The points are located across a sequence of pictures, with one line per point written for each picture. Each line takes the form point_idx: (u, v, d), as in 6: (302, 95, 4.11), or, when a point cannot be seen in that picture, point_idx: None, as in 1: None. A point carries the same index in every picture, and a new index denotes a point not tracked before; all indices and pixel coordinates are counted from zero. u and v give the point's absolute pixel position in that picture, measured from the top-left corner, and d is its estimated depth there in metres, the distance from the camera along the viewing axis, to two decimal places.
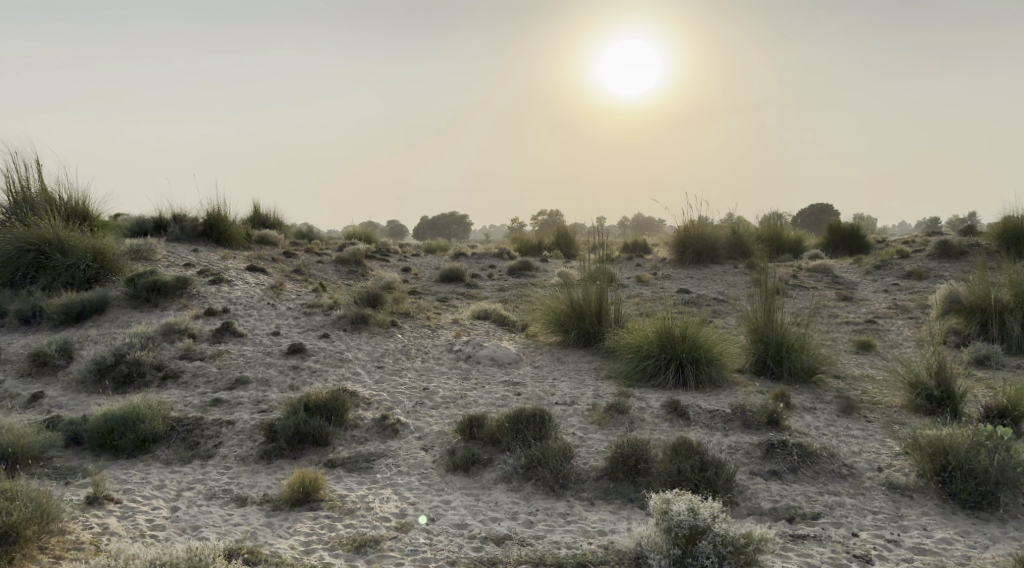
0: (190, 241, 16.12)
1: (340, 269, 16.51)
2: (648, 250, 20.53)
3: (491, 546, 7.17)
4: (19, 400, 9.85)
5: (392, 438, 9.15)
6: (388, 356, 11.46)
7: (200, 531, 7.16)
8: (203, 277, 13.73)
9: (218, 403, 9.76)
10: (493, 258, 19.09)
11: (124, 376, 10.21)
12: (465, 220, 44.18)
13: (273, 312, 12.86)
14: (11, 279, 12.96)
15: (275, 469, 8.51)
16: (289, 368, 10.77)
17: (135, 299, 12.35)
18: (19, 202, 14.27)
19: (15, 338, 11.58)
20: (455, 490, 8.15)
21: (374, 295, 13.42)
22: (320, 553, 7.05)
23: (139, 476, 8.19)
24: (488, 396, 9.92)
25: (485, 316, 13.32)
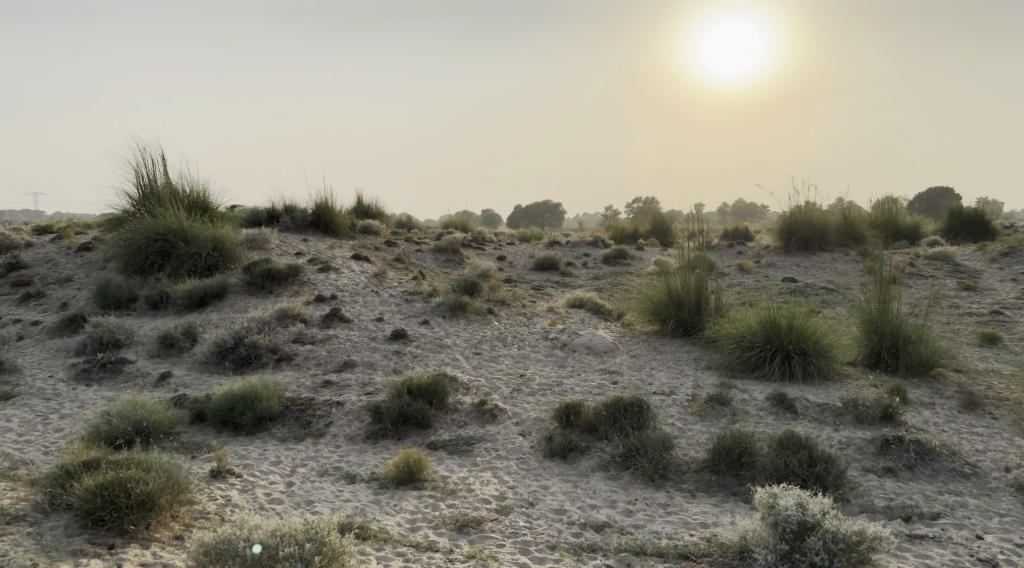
0: (299, 230, 16.74)
1: (438, 257, 16.81)
2: (749, 238, 20.07)
3: (590, 533, 7.22)
4: (150, 378, 10.49)
5: (491, 423, 9.29)
6: (486, 342, 11.63)
7: (313, 505, 7.48)
8: (312, 265, 14.24)
9: (327, 385, 10.13)
10: (588, 246, 19.04)
11: (243, 358, 10.75)
12: (559, 209, 44.12)
13: (376, 299, 13.22)
14: (140, 266, 13.78)
15: (381, 450, 8.79)
16: (393, 353, 11.08)
17: (251, 286, 12.93)
18: (147, 194, 15.16)
19: (145, 322, 12.30)
20: (553, 475, 8.23)
21: (471, 283, 13.60)
22: (425, 531, 7.25)
23: (257, 452, 8.60)
24: (584, 384, 9.95)
25: (580, 304, 13.31)
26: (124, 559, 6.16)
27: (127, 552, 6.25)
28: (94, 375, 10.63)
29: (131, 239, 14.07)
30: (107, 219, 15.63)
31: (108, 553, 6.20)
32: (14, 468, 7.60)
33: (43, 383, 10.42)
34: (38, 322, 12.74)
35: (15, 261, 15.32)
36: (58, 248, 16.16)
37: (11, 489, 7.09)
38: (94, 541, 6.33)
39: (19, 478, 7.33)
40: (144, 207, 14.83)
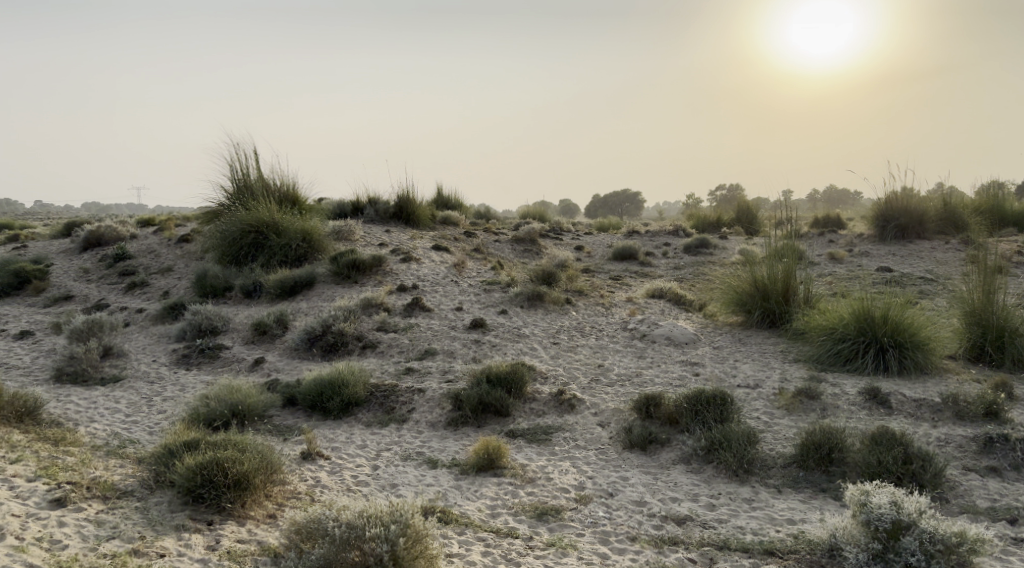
0: (382, 222, 17.05)
1: (516, 247, 16.83)
2: (841, 225, 19.46)
3: (672, 526, 7.14)
4: (245, 363, 10.85)
5: (570, 413, 9.26)
6: (563, 332, 11.60)
7: (397, 488, 7.62)
8: (395, 255, 14.46)
9: (409, 372, 10.29)
10: (669, 235, 18.78)
11: (330, 345, 11.02)
12: (638, 198, 43.59)
13: (456, 288, 13.33)
14: (234, 257, 14.27)
15: (461, 437, 8.88)
16: (472, 341, 11.16)
17: (338, 276, 13.23)
18: (241, 187, 15.69)
19: (239, 310, 12.73)
20: (633, 467, 8.16)
21: (549, 273, 13.57)
22: (505, 517, 7.29)
23: (344, 436, 8.81)
24: (665, 375, 9.83)
25: (661, 295, 13.14)
26: (222, 535, 6.39)
27: (224, 528, 6.48)
28: (193, 360, 11.05)
29: (226, 230, 14.56)
30: (204, 212, 16.23)
31: (207, 529, 6.44)
32: (123, 446, 7.96)
33: (147, 367, 10.90)
34: (141, 309, 13.32)
35: (121, 251, 16.04)
36: (158, 239, 16.85)
37: (119, 465, 7.43)
38: (194, 517, 6.59)
39: (127, 456, 7.68)
40: (239, 200, 15.38)
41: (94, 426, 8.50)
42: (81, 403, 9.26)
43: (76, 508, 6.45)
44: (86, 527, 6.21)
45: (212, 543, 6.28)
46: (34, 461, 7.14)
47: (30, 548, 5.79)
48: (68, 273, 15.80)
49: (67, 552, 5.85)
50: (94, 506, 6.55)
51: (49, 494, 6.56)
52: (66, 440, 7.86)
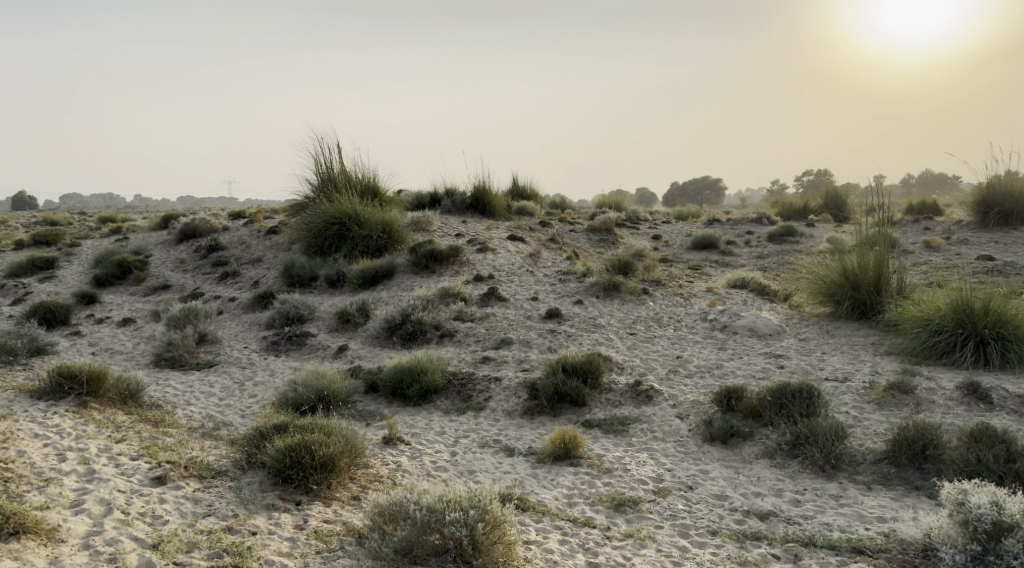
0: (459, 213, 17.16)
1: (592, 237, 16.70)
2: (937, 212, 18.66)
3: (754, 520, 6.97)
4: (329, 351, 11.08)
5: (647, 404, 9.13)
6: (640, 323, 11.45)
7: (475, 475, 7.66)
8: (471, 245, 14.53)
9: (486, 361, 10.33)
10: (751, 224, 18.34)
11: (409, 333, 11.16)
12: (719, 185, 42.69)
13: (532, 278, 13.30)
14: (320, 248, 14.60)
15: (538, 426, 8.86)
16: (548, 331, 11.12)
17: (416, 266, 13.38)
18: (325, 180, 16.03)
19: (324, 299, 13.00)
20: (714, 460, 8.00)
21: (626, 263, 13.41)
22: (582, 507, 7.24)
23: (424, 423, 8.92)
24: (747, 368, 9.60)
25: (743, 285, 12.84)
26: (309, 515, 6.55)
27: (312, 509, 6.64)
28: (282, 347, 11.35)
29: (311, 221, 14.91)
30: (291, 204, 16.65)
31: (295, 509, 6.60)
32: (217, 428, 8.21)
33: (239, 353, 11.24)
34: (233, 298, 13.74)
35: (214, 242, 16.57)
36: (248, 231, 17.35)
37: (214, 446, 7.68)
38: (283, 496, 6.76)
39: (221, 437, 7.92)
40: (323, 192, 15.72)
41: (190, 408, 8.81)
42: (179, 387, 9.61)
43: (175, 486, 6.69)
44: (185, 504, 6.44)
45: (300, 522, 6.44)
46: (136, 441, 7.44)
47: (134, 523, 6.04)
48: (165, 263, 16.43)
49: (168, 527, 6.08)
50: (192, 484, 6.78)
51: (151, 473, 6.82)
52: (165, 422, 8.16)
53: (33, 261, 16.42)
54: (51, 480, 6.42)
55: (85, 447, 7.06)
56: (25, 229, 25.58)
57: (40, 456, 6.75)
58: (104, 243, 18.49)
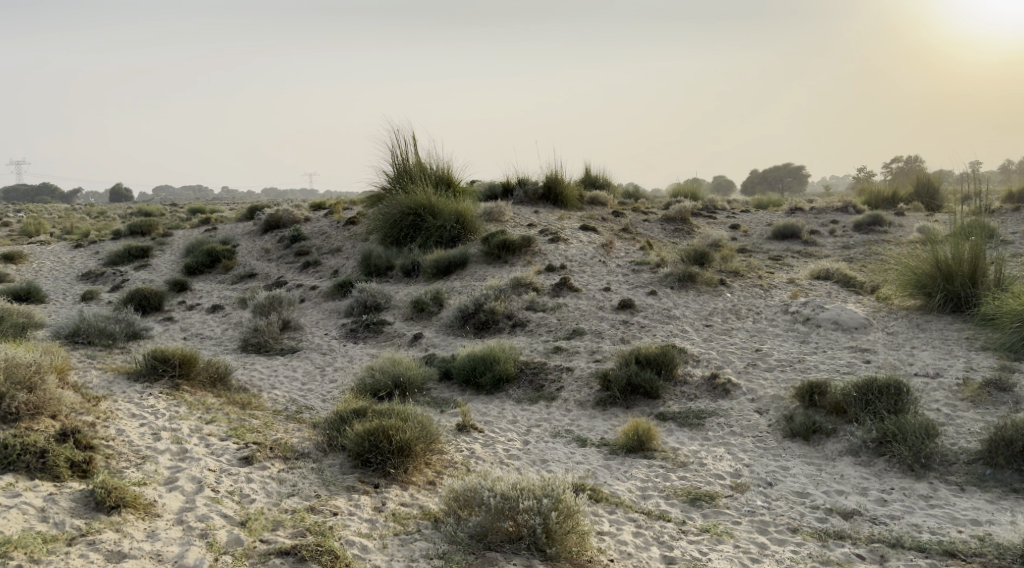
0: (532, 203, 17.12)
1: (666, 226, 16.44)
2: None
3: (838, 519, 6.76)
4: (405, 338, 11.21)
5: (724, 398, 8.94)
6: (718, 314, 11.21)
7: (548, 464, 7.64)
8: (544, 235, 14.48)
9: (558, 351, 10.27)
10: (836, 212, 17.79)
11: (483, 322, 11.19)
12: (801, 173, 41.60)
13: (604, 269, 13.18)
14: (395, 238, 14.78)
15: (610, 417, 8.77)
16: (621, 322, 11.00)
17: (489, 256, 13.41)
18: (401, 171, 16.22)
19: (399, 288, 13.15)
20: (795, 456, 7.79)
21: (702, 253, 13.16)
22: (657, 500, 7.13)
23: (497, 411, 8.94)
24: (830, 362, 9.31)
25: (827, 276, 12.46)
26: (387, 498, 6.63)
27: (389, 491, 6.72)
28: (360, 335, 11.53)
29: (388, 211, 15.12)
30: (368, 195, 16.90)
31: (374, 491, 6.68)
32: (300, 411, 8.38)
33: (320, 339, 11.46)
34: (314, 286, 14.02)
35: (295, 232, 16.93)
36: (327, 222, 17.68)
37: (297, 429, 7.83)
38: (362, 479, 6.86)
39: (304, 420, 8.08)
40: (399, 183, 15.92)
41: (275, 391, 9.01)
42: (263, 371, 9.85)
43: (261, 466, 6.85)
44: (270, 484, 6.59)
45: (378, 504, 6.52)
46: (225, 422, 7.65)
47: (224, 500, 6.21)
48: (251, 252, 16.87)
49: (255, 505, 6.23)
50: (277, 464, 6.94)
51: (239, 453, 7.00)
52: (251, 405, 8.37)
53: (128, 250, 17.07)
54: (147, 457, 6.64)
55: (178, 428, 7.29)
56: (122, 220, 26.66)
57: (137, 434, 6.99)
58: (194, 233, 19.10)
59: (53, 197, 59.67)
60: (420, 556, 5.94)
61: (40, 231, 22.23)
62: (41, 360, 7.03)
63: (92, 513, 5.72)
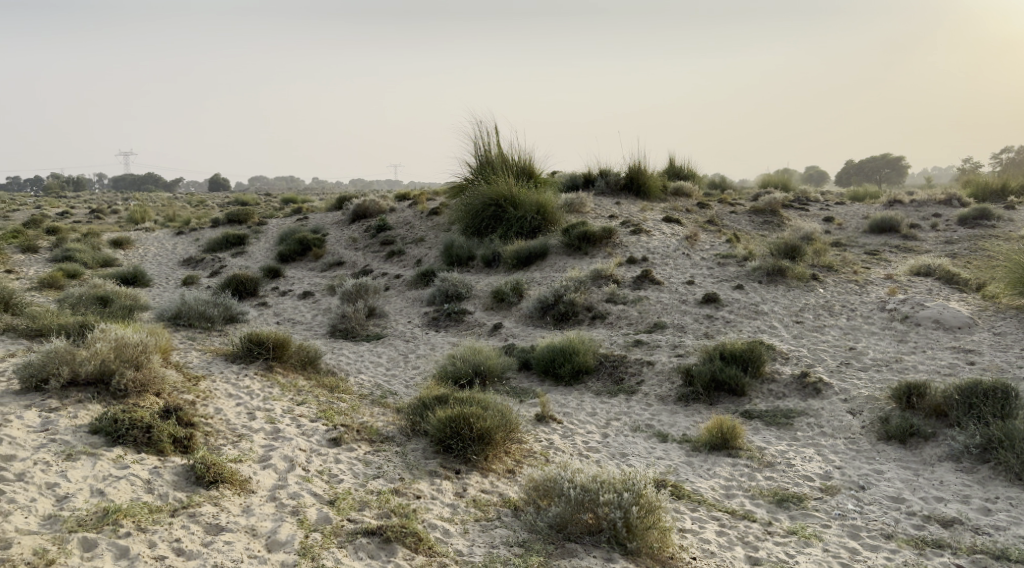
0: (614, 194, 16.94)
1: (755, 218, 16.00)
2: None
3: (936, 527, 6.46)
4: (485, 328, 11.26)
5: (814, 397, 8.64)
6: (809, 310, 10.83)
7: (628, 459, 7.53)
8: (626, 227, 14.29)
9: (638, 344, 10.12)
10: (938, 206, 17.00)
11: (562, 314, 11.14)
12: (901, 163, 39.93)
13: (688, 261, 12.92)
14: (477, 228, 14.84)
15: (693, 413, 8.59)
16: (705, 317, 10.75)
17: (570, 247, 13.32)
18: (484, 163, 16.29)
19: (480, 278, 13.19)
20: (889, 460, 7.47)
21: (792, 247, 12.75)
22: (741, 499, 6.94)
23: (576, 403, 8.86)
24: (931, 362, 8.89)
25: (928, 273, 11.91)
26: (468, 484, 6.64)
27: (470, 478, 6.74)
28: (441, 323, 11.63)
29: (470, 202, 15.19)
30: (451, 185, 17.01)
31: (455, 477, 6.71)
32: (384, 396, 8.48)
33: (404, 327, 11.61)
34: (399, 275, 14.20)
35: (381, 222, 17.18)
36: (412, 212, 17.88)
37: (381, 413, 7.92)
38: (444, 464, 6.89)
39: (389, 405, 8.17)
40: (481, 174, 15.99)
41: (361, 376, 9.16)
42: (350, 356, 10.03)
43: (348, 447, 6.96)
44: (357, 465, 6.69)
45: (459, 490, 6.55)
46: (315, 404, 7.82)
47: (314, 479, 6.34)
48: (339, 241, 17.20)
49: (342, 485, 6.33)
50: (363, 446, 7.04)
51: (327, 434, 7.14)
52: (339, 388, 8.52)
53: (225, 238, 17.64)
54: (243, 436, 6.82)
55: (271, 408, 7.48)
56: (222, 208, 27.62)
57: (234, 413, 7.20)
58: (287, 222, 19.60)
59: (156, 185, 62.31)
60: (500, 544, 5.93)
61: (146, 218, 23.20)
62: (148, 340, 7.31)
63: (193, 487, 5.91)
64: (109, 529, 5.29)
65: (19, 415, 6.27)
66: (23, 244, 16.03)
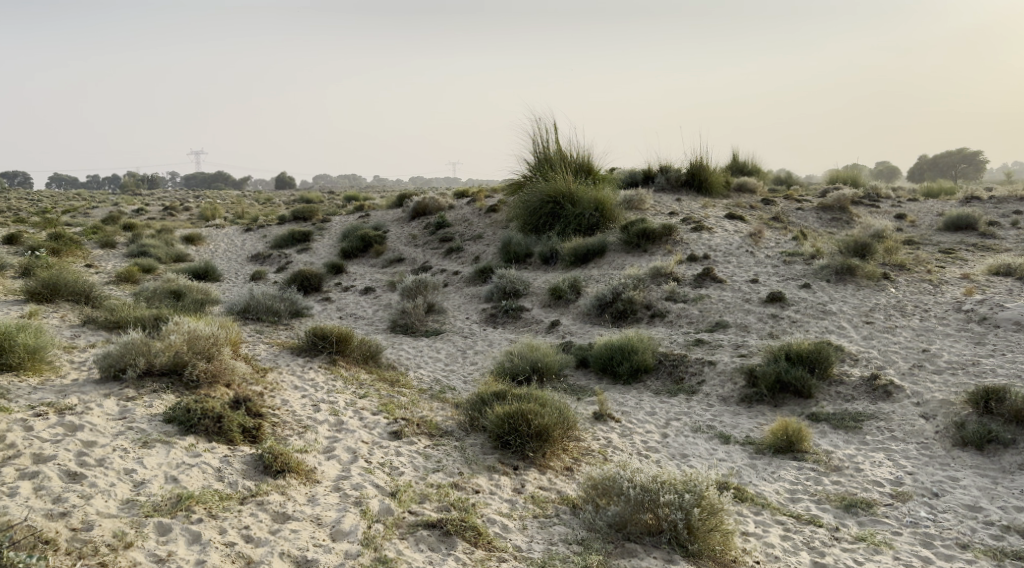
0: (674, 190, 16.72)
1: (822, 215, 15.61)
2: None
3: (1016, 538, 6.21)
4: (542, 325, 11.23)
5: (884, 401, 8.37)
6: (879, 311, 10.52)
7: (689, 460, 7.42)
8: (688, 224, 14.08)
9: (700, 344, 9.95)
10: (1019, 203, 16.31)
11: (621, 312, 11.04)
12: (979, 159, 38.45)
13: (752, 259, 12.67)
14: (535, 225, 14.81)
15: (756, 415, 8.42)
16: (769, 316, 10.52)
17: (629, 245, 13.19)
18: (543, 159, 16.25)
19: (538, 275, 13.17)
20: (965, 467, 7.20)
21: (862, 245, 12.39)
22: (807, 504, 6.77)
23: (634, 402, 8.77)
24: (1010, 366, 8.54)
25: (1007, 273, 11.45)
26: (526, 481, 6.62)
27: (528, 474, 6.71)
28: (499, 320, 11.65)
29: (528, 199, 15.17)
30: (510, 182, 17.01)
31: (513, 473, 6.69)
32: (444, 391, 8.51)
33: (462, 323, 11.66)
34: (457, 271, 14.26)
35: (441, 219, 17.29)
36: (471, 209, 17.95)
37: (440, 407, 7.96)
38: (502, 460, 6.88)
39: (448, 400, 8.20)
40: (540, 171, 15.95)
41: (421, 371, 9.22)
42: (410, 351, 10.10)
43: (408, 441, 7.01)
44: (417, 458, 6.72)
45: (517, 486, 6.53)
46: (376, 398, 7.89)
47: (376, 471, 6.39)
48: (399, 237, 17.35)
49: (403, 478, 6.37)
50: (423, 440, 7.07)
51: (388, 427, 7.20)
52: (400, 382, 8.58)
53: (291, 234, 17.96)
54: (308, 427, 6.91)
55: (335, 400, 7.58)
56: (288, 205, 28.09)
57: (299, 405, 7.30)
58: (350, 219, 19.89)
59: (226, 183, 63.94)
60: (559, 541, 5.89)
61: (216, 214, 23.82)
62: (219, 333, 7.48)
63: (261, 476, 6.01)
64: (182, 515, 5.41)
65: (99, 403, 6.47)
66: (102, 239, 16.61)
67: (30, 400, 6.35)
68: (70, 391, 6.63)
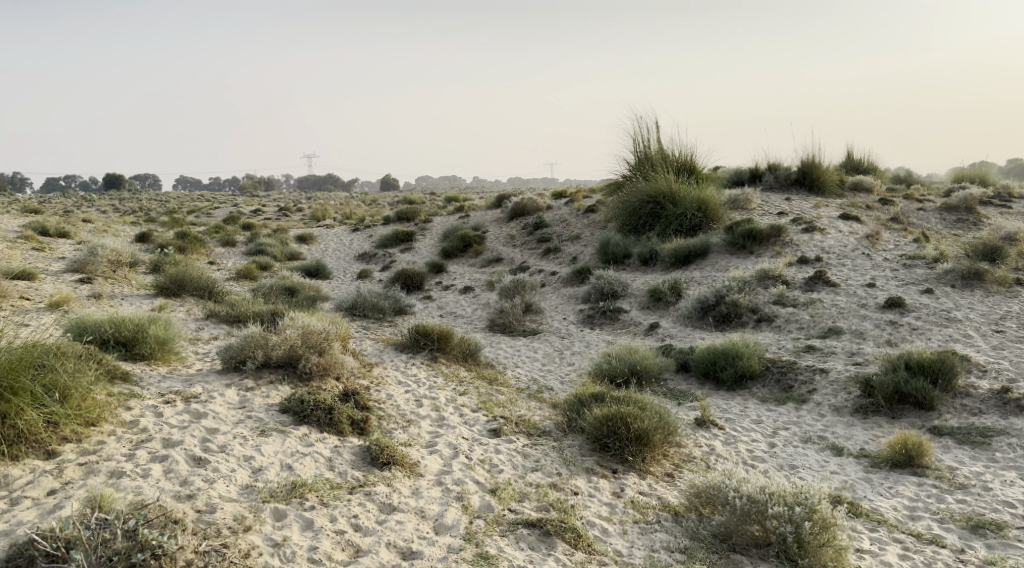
0: (782, 190, 16.19)
1: (945, 217, 14.77)
2: None
3: None
4: (641, 327, 11.05)
5: (1017, 416, 7.82)
6: (1011, 319, 9.85)
7: (798, 471, 7.13)
8: (798, 225, 13.57)
9: (810, 350, 9.57)
10: None
11: (724, 315, 10.77)
12: None
13: (867, 262, 12.11)
14: (635, 225, 14.62)
15: (872, 426, 8.02)
16: (887, 322, 10.01)
17: (733, 246, 12.83)
18: (644, 158, 16.01)
19: (638, 276, 12.97)
20: None
21: (991, 248, 11.63)
22: (928, 522, 6.39)
23: (739, 409, 8.51)
24: None
25: None
26: (626, 485, 6.49)
27: (628, 479, 6.58)
28: (597, 320, 11.55)
29: (629, 199, 14.98)
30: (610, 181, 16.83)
31: (613, 476, 6.58)
32: (542, 391, 8.47)
33: (560, 323, 11.62)
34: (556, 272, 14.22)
35: (539, 220, 17.28)
36: (571, 209, 17.86)
37: (539, 407, 7.92)
38: (602, 462, 6.79)
39: (546, 400, 8.15)
40: (641, 170, 15.72)
41: (518, 370, 9.21)
42: (507, 350, 10.12)
43: (508, 439, 7.00)
44: (517, 457, 6.69)
45: (618, 490, 6.41)
46: (476, 395, 7.92)
47: (477, 468, 6.40)
48: (498, 237, 17.44)
49: (504, 476, 6.36)
50: (523, 439, 7.04)
51: (488, 425, 7.22)
52: (499, 381, 8.59)
53: (394, 233, 18.32)
54: (412, 422, 6.99)
55: (436, 396, 7.65)
56: (395, 206, 28.72)
57: (403, 400, 7.40)
58: (452, 219, 20.15)
59: (335, 185, 66.02)
60: (661, 548, 5.75)
61: (327, 214, 24.57)
62: (330, 328, 7.65)
63: (369, 467, 6.12)
64: (296, 502, 5.55)
65: (220, 392, 6.73)
66: (221, 238, 17.37)
67: (159, 387, 6.65)
68: (195, 380, 6.92)
